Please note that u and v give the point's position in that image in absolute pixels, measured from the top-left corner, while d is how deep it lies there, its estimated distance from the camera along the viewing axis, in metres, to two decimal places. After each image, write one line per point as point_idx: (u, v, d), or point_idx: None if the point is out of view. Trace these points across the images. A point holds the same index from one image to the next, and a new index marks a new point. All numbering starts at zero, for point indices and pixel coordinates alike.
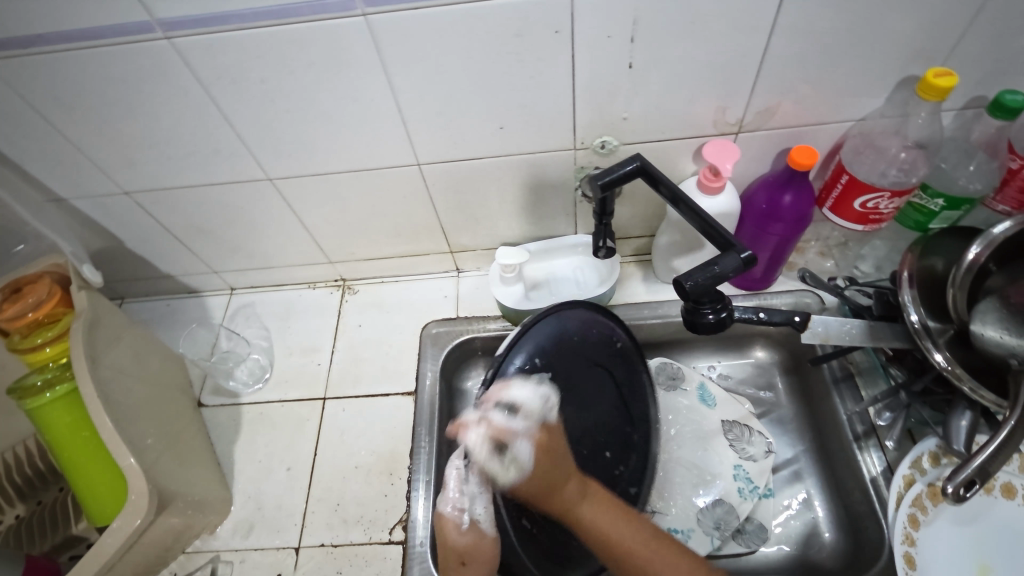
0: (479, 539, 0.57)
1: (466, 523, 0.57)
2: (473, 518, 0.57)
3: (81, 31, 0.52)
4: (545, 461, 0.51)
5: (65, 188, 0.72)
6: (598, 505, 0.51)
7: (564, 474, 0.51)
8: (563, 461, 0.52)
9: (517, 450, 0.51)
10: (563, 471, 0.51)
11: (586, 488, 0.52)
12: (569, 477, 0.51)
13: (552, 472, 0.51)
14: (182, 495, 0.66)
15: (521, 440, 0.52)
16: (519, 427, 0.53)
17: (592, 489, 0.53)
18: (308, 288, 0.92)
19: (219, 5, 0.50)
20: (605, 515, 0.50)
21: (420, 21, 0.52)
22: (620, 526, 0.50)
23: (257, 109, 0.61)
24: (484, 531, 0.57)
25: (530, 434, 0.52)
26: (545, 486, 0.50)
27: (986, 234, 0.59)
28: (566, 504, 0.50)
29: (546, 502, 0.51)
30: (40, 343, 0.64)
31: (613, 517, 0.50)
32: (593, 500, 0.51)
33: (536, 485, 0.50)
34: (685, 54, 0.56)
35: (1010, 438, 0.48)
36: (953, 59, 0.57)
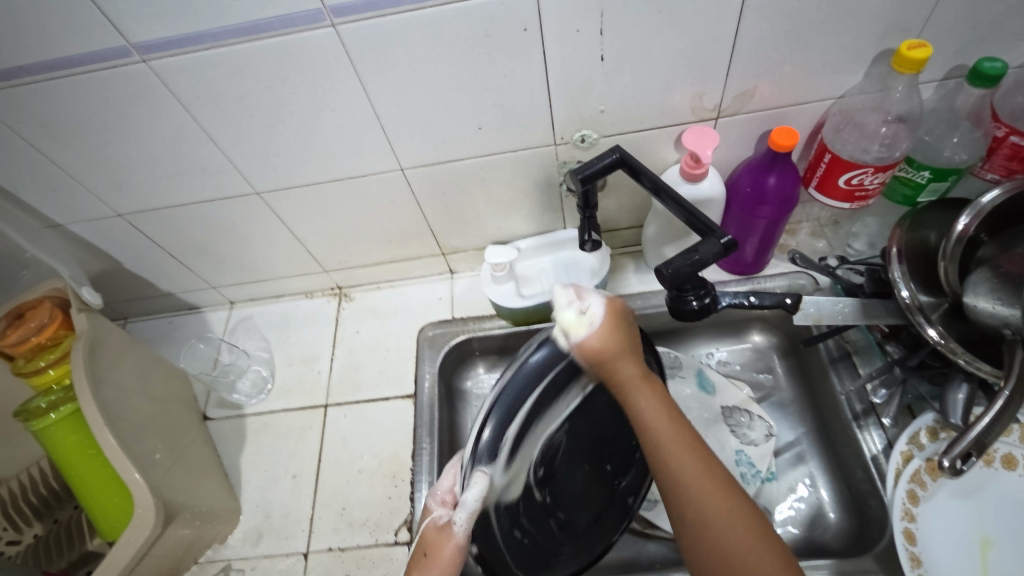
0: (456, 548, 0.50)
1: (444, 521, 0.50)
2: (453, 519, 0.50)
3: (61, 59, 0.53)
4: (622, 327, 0.48)
5: (61, 214, 0.74)
6: (662, 402, 0.47)
7: (626, 352, 0.48)
8: (630, 338, 0.48)
9: (583, 306, 0.48)
10: (632, 345, 0.48)
11: (648, 372, 0.48)
12: (631, 355, 0.48)
13: (620, 350, 0.47)
14: (189, 506, 0.68)
15: (593, 295, 0.48)
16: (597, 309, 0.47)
17: (654, 383, 0.48)
18: (306, 298, 0.94)
19: (191, 25, 0.51)
20: (659, 409, 0.46)
21: (387, 29, 0.52)
22: (673, 433, 0.45)
23: (239, 125, 0.62)
24: (458, 536, 0.50)
25: (593, 329, 0.47)
26: (613, 352, 0.47)
27: (975, 205, 0.58)
28: (628, 380, 0.47)
29: (612, 371, 0.47)
30: (42, 366, 0.66)
31: (673, 422, 0.46)
32: (654, 389, 0.47)
33: (604, 348, 0.47)
34: (655, 43, 0.56)
35: (1006, 408, 0.48)
36: (929, 30, 0.56)
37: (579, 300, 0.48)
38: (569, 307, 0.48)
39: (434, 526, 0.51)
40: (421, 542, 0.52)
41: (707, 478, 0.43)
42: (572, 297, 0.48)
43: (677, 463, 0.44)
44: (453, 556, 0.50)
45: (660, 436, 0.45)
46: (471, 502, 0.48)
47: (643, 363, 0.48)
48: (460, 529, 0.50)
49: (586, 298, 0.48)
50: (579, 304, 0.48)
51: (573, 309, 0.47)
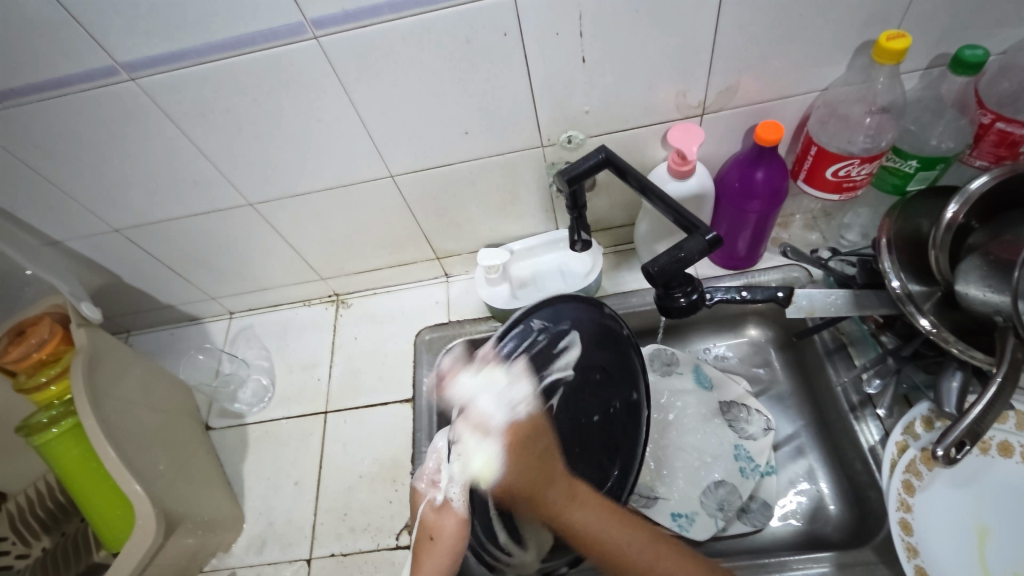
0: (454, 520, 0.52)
1: (439, 500, 0.53)
2: (447, 497, 0.52)
3: (52, 80, 0.55)
4: (527, 457, 0.50)
5: (59, 231, 0.75)
6: (589, 505, 0.48)
7: (547, 475, 0.49)
8: (541, 454, 0.51)
9: (488, 448, 0.50)
10: (547, 474, 0.49)
11: (574, 485, 0.50)
12: (553, 481, 0.49)
13: (541, 448, 0.51)
14: (191, 516, 0.68)
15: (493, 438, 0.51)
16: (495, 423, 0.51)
17: (580, 491, 0.49)
18: (304, 306, 0.95)
19: (175, 43, 0.52)
20: (592, 513, 0.47)
21: (369, 38, 0.53)
22: (608, 532, 0.46)
23: (228, 138, 0.63)
24: (458, 511, 0.52)
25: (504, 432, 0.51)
26: (534, 490, 0.49)
27: (964, 191, 0.56)
28: (552, 505, 0.48)
29: (544, 495, 0.48)
30: (43, 382, 0.67)
31: (604, 518, 0.47)
32: (585, 502, 0.48)
33: (520, 487, 0.49)
34: (635, 43, 0.56)
35: (999, 394, 0.48)
36: (909, 20, 0.56)
37: (482, 437, 0.51)
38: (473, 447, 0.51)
39: (431, 508, 0.53)
40: (423, 526, 0.53)
41: (654, 557, 0.44)
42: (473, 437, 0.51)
43: (614, 546, 0.45)
44: (453, 528, 0.52)
45: (601, 539, 0.46)
46: (461, 477, 0.51)
47: (562, 472, 0.50)
48: (457, 505, 0.52)
49: (491, 419, 0.51)
50: (483, 441, 0.51)
51: (477, 453, 0.50)
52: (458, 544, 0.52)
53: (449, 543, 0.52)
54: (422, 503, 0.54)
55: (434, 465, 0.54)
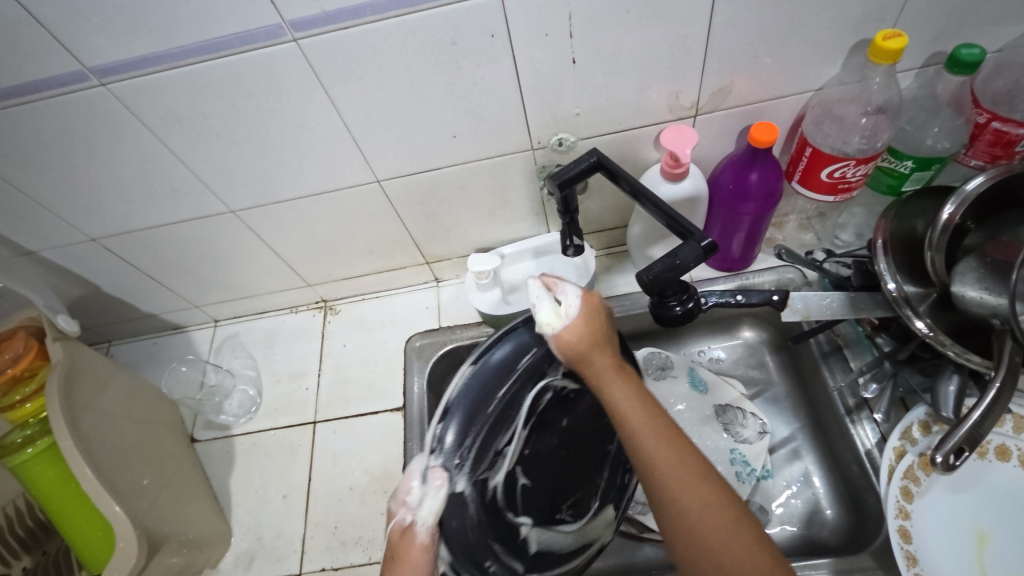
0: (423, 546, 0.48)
1: (408, 523, 0.48)
2: (415, 520, 0.48)
3: (18, 85, 0.52)
4: (591, 324, 0.53)
5: (33, 242, 0.72)
6: (645, 405, 0.48)
7: (602, 345, 0.52)
8: (604, 330, 0.53)
9: (561, 300, 0.53)
10: (608, 339, 0.52)
11: (624, 367, 0.52)
12: (606, 356, 0.51)
13: (602, 334, 0.52)
14: (175, 535, 0.67)
15: (570, 288, 0.54)
16: (571, 280, 0.55)
17: (629, 371, 0.52)
18: (291, 312, 0.92)
19: (148, 46, 0.50)
20: (632, 397, 0.49)
21: (352, 40, 0.51)
22: (645, 414, 0.47)
23: (206, 145, 0.61)
24: (422, 537, 0.48)
25: (580, 287, 0.54)
26: (586, 346, 0.51)
27: (960, 192, 0.55)
28: (597, 373, 0.51)
29: (585, 368, 0.52)
30: (18, 400, 0.64)
31: (644, 412, 0.47)
32: (626, 384, 0.50)
33: (574, 343, 0.52)
34: (628, 43, 0.55)
35: (997, 399, 0.47)
36: (905, 18, 0.55)
37: (554, 294, 0.54)
38: (547, 303, 0.53)
39: (396, 531, 0.48)
40: (387, 545, 0.48)
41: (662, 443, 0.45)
42: (543, 290, 0.54)
43: (632, 429, 0.46)
44: (419, 558, 0.47)
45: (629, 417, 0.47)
46: (430, 506, 0.48)
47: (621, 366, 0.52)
48: (422, 531, 0.48)
49: (566, 275, 0.56)
50: (556, 299, 0.53)
51: (547, 305, 0.53)
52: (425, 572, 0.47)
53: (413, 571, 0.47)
54: (392, 523, 0.48)
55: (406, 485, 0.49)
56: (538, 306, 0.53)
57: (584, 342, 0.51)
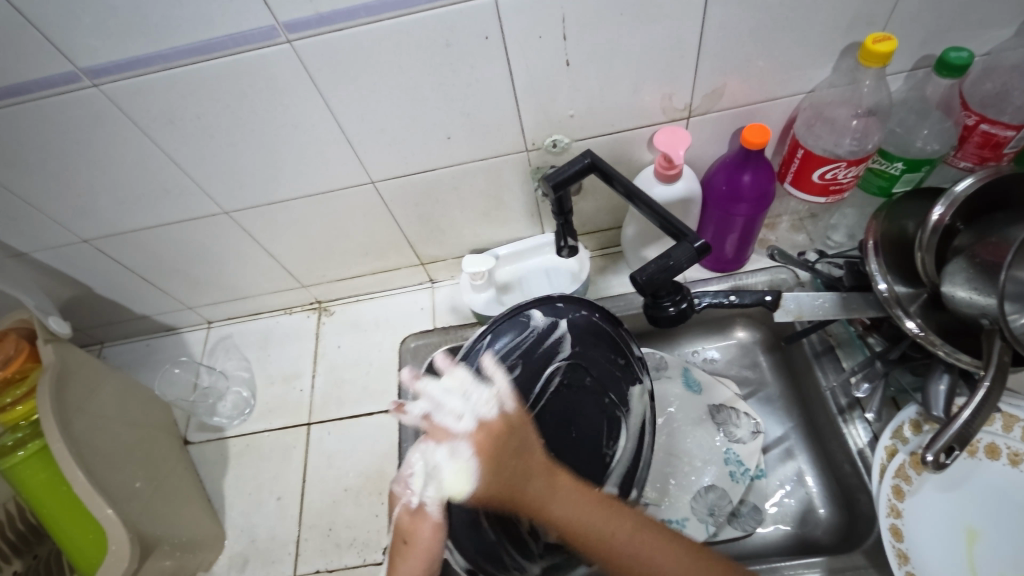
0: (432, 524, 0.49)
1: (415, 504, 0.49)
2: (422, 501, 0.49)
3: (11, 86, 0.52)
4: (496, 466, 0.47)
5: (25, 244, 0.72)
6: (575, 498, 0.45)
7: (524, 473, 0.46)
8: (515, 453, 0.48)
9: (457, 457, 0.48)
10: (518, 470, 0.46)
11: (554, 470, 0.47)
12: (530, 474, 0.46)
13: (518, 448, 0.48)
14: (168, 538, 0.67)
15: (459, 441, 0.49)
16: (460, 428, 0.49)
17: (563, 480, 0.47)
18: (285, 314, 0.92)
19: (141, 47, 0.49)
20: (581, 509, 0.44)
21: (346, 42, 0.51)
22: (597, 516, 0.44)
23: (199, 145, 0.60)
24: (433, 516, 0.49)
25: (471, 433, 0.48)
26: (503, 491, 0.45)
27: (950, 193, 0.56)
28: (533, 502, 0.44)
29: (516, 498, 0.45)
30: (8, 403, 0.63)
31: (588, 506, 0.45)
32: (563, 489, 0.46)
33: (494, 492, 0.46)
34: (621, 44, 0.55)
35: (987, 398, 0.47)
36: (894, 22, 0.56)
37: (447, 446, 0.49)
38: (443, 458, 0.48)
39: (405, 512, 0.50)
40: (397, 530, 0.51)
41: (633, 535, 0.44)
42: (433, 449, 0.49)
43: (598, 537, 0.43)
44: (429, 536, 0.49)
45: (588, 529, 0.44)
46: (436, 485, 0.48)
47: (545, 462, 0.47)
48: (432, 509, 0.49)
49: (454, 426, 0.49)
50: (451, 456, 0.48)
51: (448, 468, 0.48)
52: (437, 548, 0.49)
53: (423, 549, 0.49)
54: (397, 506, 0.51)
55: (408, 466, 0.50)
56: (438, 471, 0.48)
57: (505, 485, 0.45)
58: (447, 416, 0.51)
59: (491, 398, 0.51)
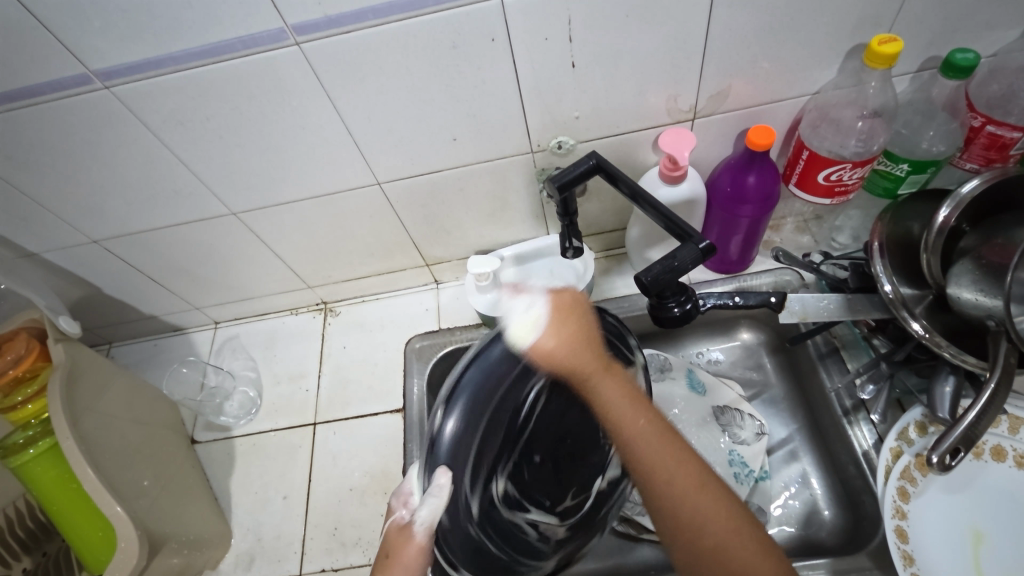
0: (418, 546, 0.48)
1: (405, 521, 0.49)
2: (413, 518, 0.48)
3: (24, 89, 0.53)
4: (570, 329, 0.53)
5: (35, 244, 0.73)
6: (624, 392, 0.53)
7: (584, 346, 0.53)
8: (585, 327, 0.54)
9: (528, 317, 0.53)
10: (588, 341, 0.53)
11: (610, 362, 0.54)
12: (597, 358, 0.53)
13: (589, 331, 0.54)
14: (177, 535, 0.67)
15: (537, 298, 0.55)
16: (536, 291, 0.57)
17: (615, 368, 0.54)
18: (291, 314, 0.93)
19: (152, 49, 0.50)
20: (623, 403, 0.53)
21: (354, 44, 0.51)
22: (635, 414, 0.52)
23: (207, 147, 0.61)
24: (419, 537, 0.48)
25: (546, 295, 0.55)
26: (563, 351, 0.52)
27: (956, 194, 0.55)
28: (589, 378, 0.52)
29: (573, 373, 0.52)
30: (19, 402, 0.65)
31: (631, 403, 0.53)
32: (615, 378, 0.53)
33: (551, 352, 0.51)
34: (627, 46, 0.55)
35: (993, 399, 0.47)
36: (900, 23, 0.56)
37: (521, 299, 0.55)
38: (517, 309, 0.54)
39: (394, 527, 0.49)
40: (383, 542, 0.50)
41: (658, 438, 0.51)
42: (512, 303, 0.55)
43: (625, 434, 0.52)
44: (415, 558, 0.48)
45: (620, 416, 0.52)
46: (430, 509, 0.47)
47: (603, 352, 0.54)
48: (421, 531, 0.48)
49: (533, 299, 0.55)
50: (527, 307, 0.54)
51: (523, 316, 0.53)
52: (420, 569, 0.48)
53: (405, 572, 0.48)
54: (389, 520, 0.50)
55: (409, 485, 0.50)
56: (509, 319, 0.53)
57: (563, 351, 0.51)
58: (530, 290, 0.57)
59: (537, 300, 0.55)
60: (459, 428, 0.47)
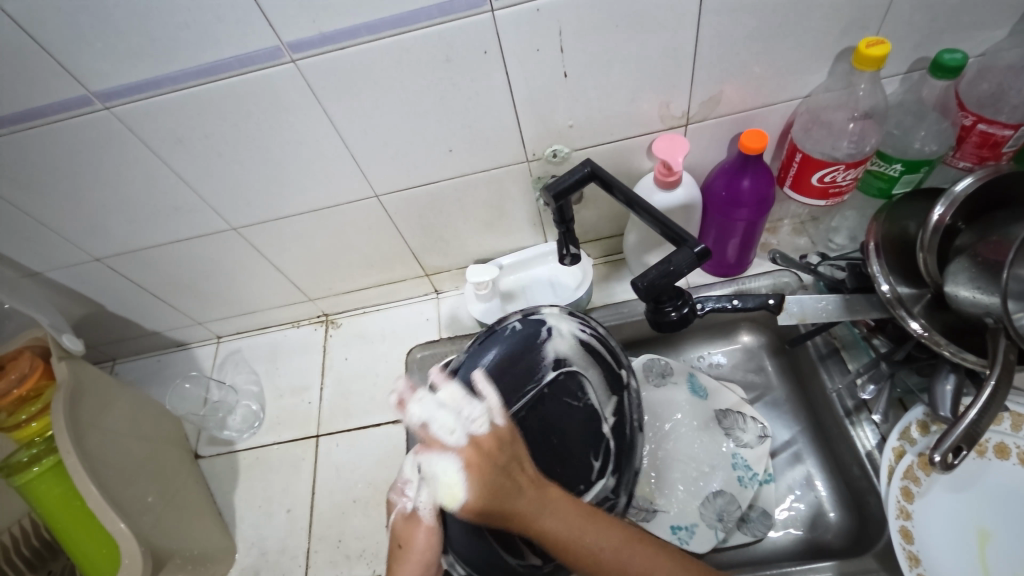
0: (422, 528, 0.53)
1: (409, 509, 0.54)
2: (416, 506, 0.54)
3: (24, 111, 0.54)
4: (491, 471, 0.46)
5: (38, 263, 0.74)
6: (561, 509, 0.45)
7: (511, 486, 0.45)
8: (506, 462, 0.47)
9: (450, 471, 0.48)
10: (504, 486, 0.45)
11: (546, 487, 0.46)
12: (522, 487, 0.45)
13: (508, 463, 0.47)
14: (180, 551, 0.67)
15: (450, 455, 0.48)
16: (452, 441, 0.49)
17: (555, 494, 0.46)
18: (293, 327, 0.93)
19: (149, 70, 0.51)
20: (570, 518, 0.45)
21: (348, 60, 0.52)
22: (586, 529, 0.45)
23: (206, 164, 0.62)
24: (424, 521, 0.53)
25: (460, 449, 0.48)
26: (488, 502, 0.45)
27: (950, 193, 0.56)
28: (521, 513, 0.44)
29: (506, 504, 0.44)
30: (24, 419, 0.65)
31: (577, 521, 0.45)
32: (556, 504, 0.45)
33: (483, 502, 0.45)
34: (617, 55, 0.56)
35: (994, 396, 0.47)
36: (887, 26, 0.56)
37: (443, 454, 0.49)
38: (438, 468, 0.48)
39: (402, 517, 0.55)
40: (393, 536, 0.55)
41: (612, 550, 0.45)
42: (429, 459, 0.49)
43: (587, 555, 0.44)
44: (422, 540, 0.53)
45: (571, 540, 0.44)
46: (427, 491, 0.53)
47: (537, 478, 0.47)
48: (423, 515, 0.53)
49: (445, 436, 0.49)
50: (445, 462, 0.48)
51: (442, 475, 0.48)
52: (430, 553, 0.53)
53: (420, 556, 0.53)
54: (394, 513, 0.56)
55: (407, 474, 0.56)
56: (432, 482, 0.49)
57: (490, 501, 0.44)
58: (440, 426, 0.51)
59: (480, 411, 0.51)
60: None
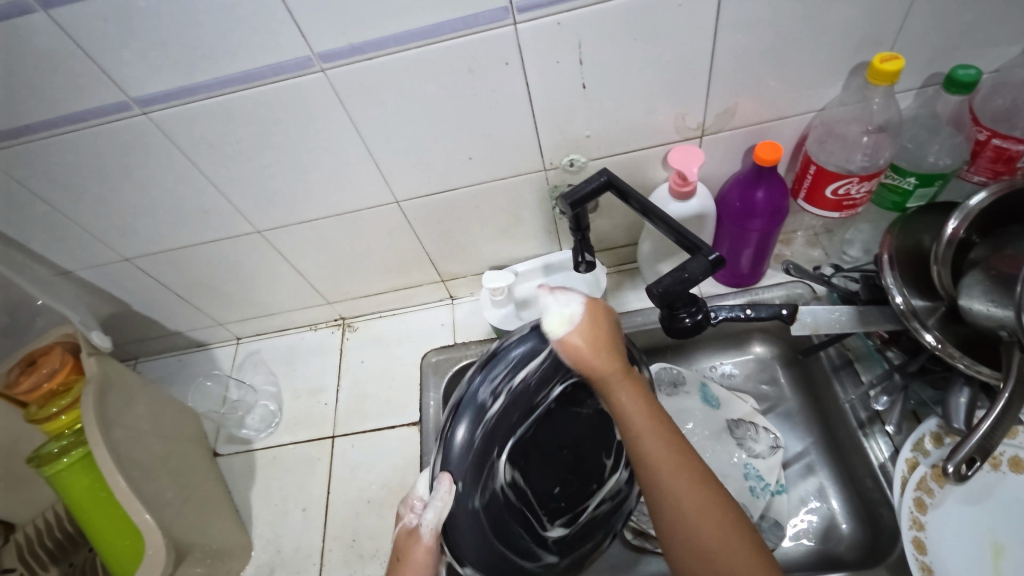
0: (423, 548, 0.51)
1: (412, 525, 0.52)
2: (420, 522, 0.51)
3: (67, 116, 0.56)
4: (602, 329, 0.51)
5: (70, 262, 0.76)
6: (639, 401, 0.48)
7: (608, 354, 0.50)
8: (608, 342, 0.51)
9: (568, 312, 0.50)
10: (613, 346, 0.50)
11: (636, 381, 0.49)
12: (613, 363, 0.49)
13: (608, 337, 0.50)
14: (200, 545, 0.69)
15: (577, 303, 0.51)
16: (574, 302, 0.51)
17: (638, 382, 0.49)
18: (311, 330, 0.95)
19: (187, 78, 0.53)
20: (640, 407, 0.48)
21: (375, 70, 0.54)
22: (649, 424, 0.47)
23: (236, 168, 0.64)
24: (425, 539, 0.51)
25: (579, 314, 0.50)
26: (590, 349, 0.49)
27: (963, 207, 0.57)
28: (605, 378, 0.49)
29: (594, 372, 0.49)
30: (54, 412, 0.68)
31: (652, 418, 0.47)
32: (637, 392, 0.48)
33: (578, 353, 0.50)
34: (635, 67, 0.58)
35: (1007, 409, 0.48)
36: (901, 42, 0.57)
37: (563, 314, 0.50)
38: (552, 310, 0.50)
39: (404, 532, 0.53)
40: (394, 548, 0.53)
41: (668, 456, 0.45)
42: (549, 298, 0.51)
43: (645, 444, 0.46)
44: (424, 558, 0.51)
45: (636, 427, 0.47)
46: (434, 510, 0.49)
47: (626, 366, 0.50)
48: (425, 533, 0.51)
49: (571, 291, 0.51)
50: (562, 319, 0.50)
51: (554, 318, 0.50)
52: (427, 572, 0.51)
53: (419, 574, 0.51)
54: (399, 526, 0.53)
55: (416, 490, 0.53)
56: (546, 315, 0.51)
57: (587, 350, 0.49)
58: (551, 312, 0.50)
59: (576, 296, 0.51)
60: (465, 421, 0.49)
